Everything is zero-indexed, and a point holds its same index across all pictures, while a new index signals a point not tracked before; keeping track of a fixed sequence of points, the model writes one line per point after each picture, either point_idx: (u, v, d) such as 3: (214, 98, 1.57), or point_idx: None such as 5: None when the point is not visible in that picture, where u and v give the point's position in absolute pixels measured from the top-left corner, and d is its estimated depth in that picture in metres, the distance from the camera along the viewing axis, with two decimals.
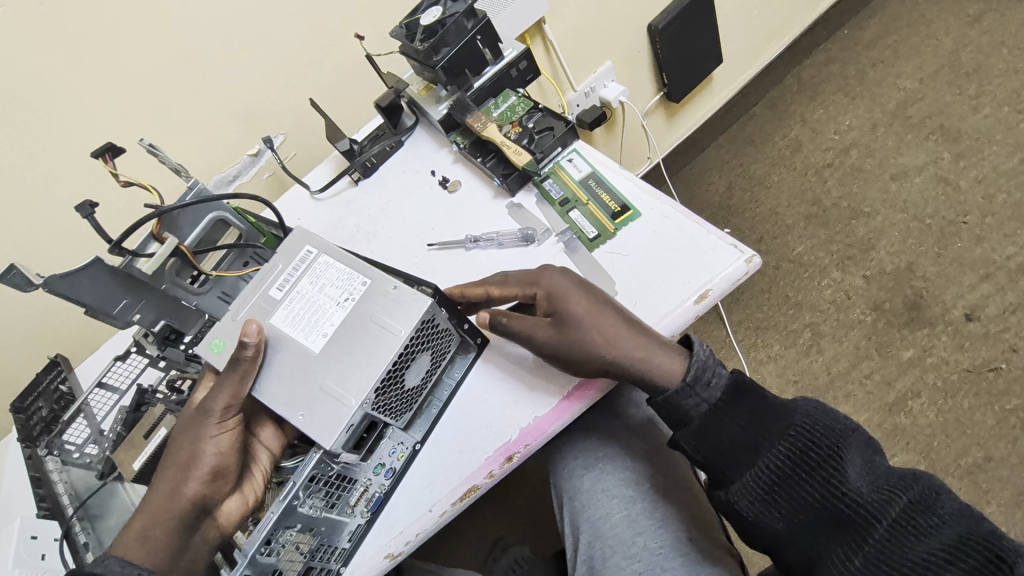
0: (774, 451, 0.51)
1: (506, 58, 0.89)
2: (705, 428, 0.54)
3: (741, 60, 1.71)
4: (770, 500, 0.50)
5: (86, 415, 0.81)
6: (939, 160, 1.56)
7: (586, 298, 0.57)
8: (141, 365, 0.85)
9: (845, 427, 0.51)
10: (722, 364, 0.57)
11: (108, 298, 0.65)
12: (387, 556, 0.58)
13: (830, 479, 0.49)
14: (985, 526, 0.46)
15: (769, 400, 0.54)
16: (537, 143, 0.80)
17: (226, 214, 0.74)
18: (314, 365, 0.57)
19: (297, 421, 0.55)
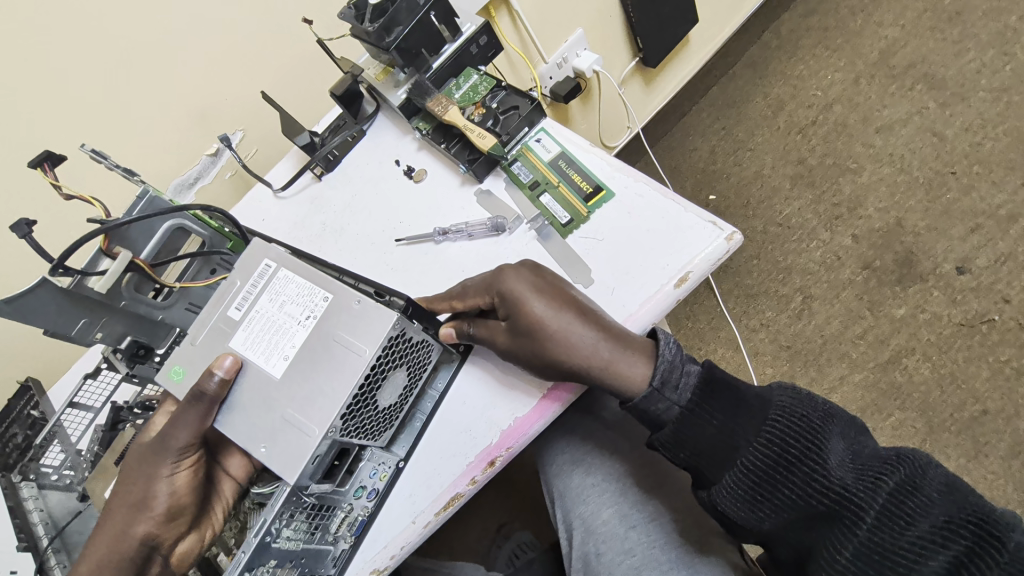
0: (754, 447, 0.46)
1: (465, 33, 0.83)
2: (680, 431, 0.48)
3: (717, 19, 1.65)
4: (751, 497, 0.46)
5: (61, 437, 0.77)
6: (924, 110, 1.52)
7: (538, 304, 0.50)
8: (115, 382, 0.81)
9: (823, 409, 0.47)
10: (691, 360, 0.51)
11: (65, 320, 0.62)
12: (374, 571, 0.56)
13: (813, 471, 0.44)
14: (975, 503, 0.43)
15: (744, 390, 0.48)
16: (502, 124, 0.76)
17: (185, 222, 0.69)
18: (276, 393, 0.53)
19: (258, 455, 0.52)
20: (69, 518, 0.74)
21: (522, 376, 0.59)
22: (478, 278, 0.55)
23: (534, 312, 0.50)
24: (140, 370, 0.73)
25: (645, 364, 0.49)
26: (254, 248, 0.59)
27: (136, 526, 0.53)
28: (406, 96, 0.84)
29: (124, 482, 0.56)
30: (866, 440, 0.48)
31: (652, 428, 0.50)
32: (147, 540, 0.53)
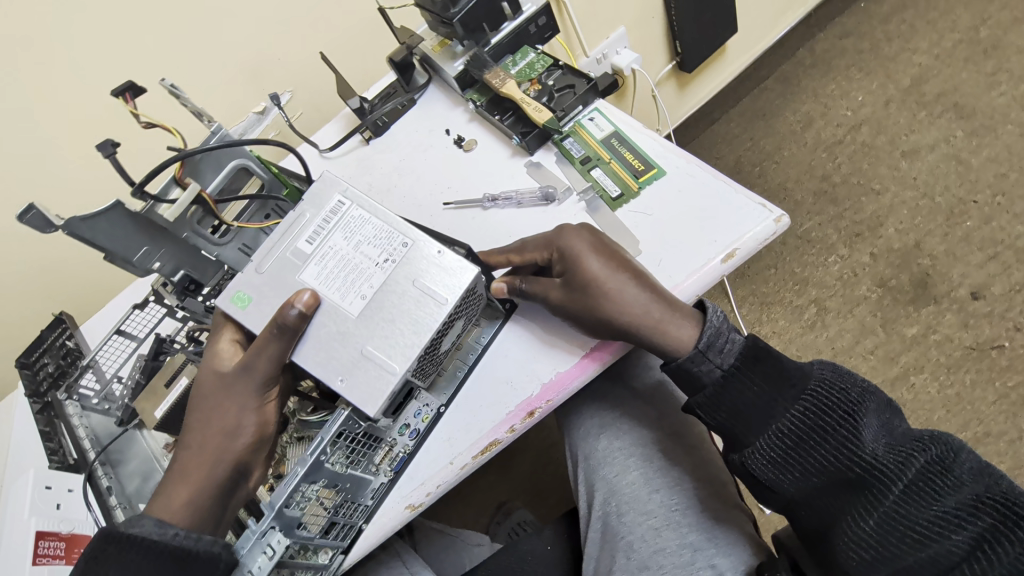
0: (789, 414, 0.49)
1: (525, 13, 0.87)
2: (719, 394, 0.51)
3: (754, 31, 1.68)
4: (782, 462, 0.48)
5: (103, 362, 0.81)
6: (951, 138, 1.54)
7: (594, 261, 0.52)
8: (159, 314, 0.83)
9: (860, 385, 0.49)
10: (736, 330, 0.53)
11: (129, 245, 0.64)
12: (408, 506, 0.59)
13: (844, 442, 0.47)
14: (1005, 485, 0.44)
15: (784, 361, 0.51)
16: (557, 101, 0.79)
17: (249, 163, 0.72)
18: (354, 329, 0.56)
19: (337, 387, 0.55)
20: (111, 440, 0.77)
21: (564, 333, 0.61)
22: (537, 236, 0.58)
23: (590, 267, 0.52)
24: (189, 304, 0.76)
25: (693, 326, 0.51)
26: (321, 183, 0.63)
27: (224, 456, 0.55)
28: (464, 67, 0.87)
29: (198, 416, 0.56)
30: (900, 421, 0.50)
31: (691, 390, 0.53)
32: (236, 469, 0.55)
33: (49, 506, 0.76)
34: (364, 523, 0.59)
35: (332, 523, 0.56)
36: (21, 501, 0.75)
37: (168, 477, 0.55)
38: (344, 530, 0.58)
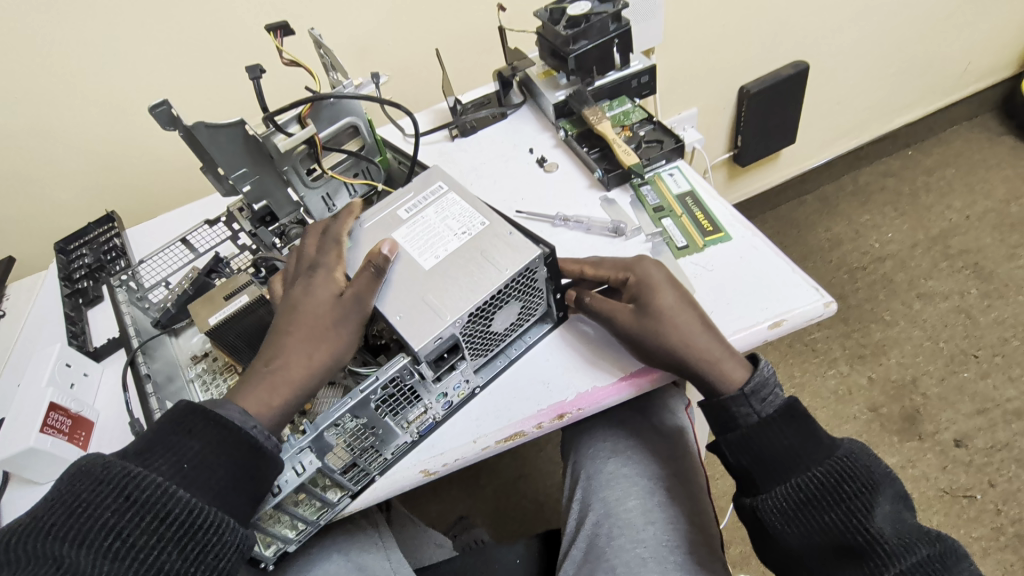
0: (810, 474, 0.53)
1: (631, 68, 0.96)
2: (749, 438, 0.55)
3: (807, 147, 1.82)
4: (793, 515, 0.52)
5: (158, 265, 0.85)
6: (965, 293, 1.63)
7: (666, 294, 0.60)
8: (223, 236, 0.87)
9: (882, 471, 0.53)
10: (779, 387, 0.58)
11: (232, 161, 0.70)
12: (422, 471, 0.61)
13: (855, 512, 0.50)
14: None
15: (817, 429, 0.55)
16: (644, 151, 0.86)
17: (359, 123, 0.77)
18: (422, 279, 0.59)
19: (392, 321, 0.57)
20: (147, 336, 0.80)
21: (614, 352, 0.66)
22: (614, 260, 0.66)
23: (664, 298, 0.60)
24: (260, 233, 0.82)
25: (739, 373, 0.57)
26: (426, 177, 0.70)
27: (306, 368, 0.58)
28: (564, 99, 0.95)
29: (296, 323, 0.60)
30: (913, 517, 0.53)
31: (722, 431, 0.58)
32: (317, 382, 0.59)
33: (64, 383, 0.77)
34: (377, 475, 0.61)
35: (352, 465, 0.58)
36: (42, 370, 0.76)
37: (254, 369, 0.59)
38: (359, 476, 0.60)
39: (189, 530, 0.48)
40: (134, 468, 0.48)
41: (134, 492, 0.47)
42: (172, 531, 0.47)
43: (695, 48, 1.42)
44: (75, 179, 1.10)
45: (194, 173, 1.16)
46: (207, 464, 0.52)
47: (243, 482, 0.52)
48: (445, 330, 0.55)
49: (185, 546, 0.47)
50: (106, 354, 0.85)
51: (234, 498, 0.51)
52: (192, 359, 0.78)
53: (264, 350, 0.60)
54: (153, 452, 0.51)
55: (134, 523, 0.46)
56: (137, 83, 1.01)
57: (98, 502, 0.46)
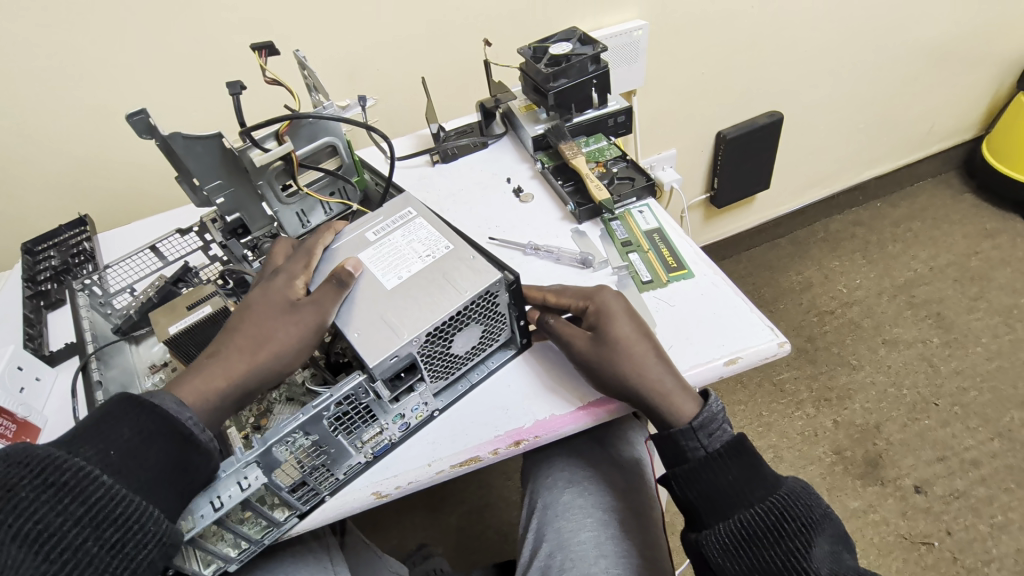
0: (753, 510, 0.53)
1: (609, 108, 1.00)
2: (696, 471, 0.57)
3: (780, 193, 1.89)
4: (734, 551, 0.53)
5: (124, 271, 0.84)
6: (927, 342, 1.68)
7: (623, 324, 0.62)
8: (194, 246, 0.87)
9: (824, 513, 0.54)
10: (728, 424, 0.61)
11: (207, 172, 0.71)
12: (374, 494, 0.61)
13: (792, 551, 0.51)
14: None
15: (762, 467, 0.56)
16: (615, 187, 0.88)
17: (338, 143, 0.78)
18: (383, 298, 0.59)
19: (350, 339, 0.57)
20: (104, 343, 0.79)
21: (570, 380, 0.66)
22: (576, 288, 0.67)
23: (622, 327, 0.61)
24: (232, 245, 0.82)
25: (689, 406, 0.59)
26: (397, 200, 0.71)
27: (251, 370, 0.57)
28: (543, 132, 0.98)
29: (251, 323, 0.59)
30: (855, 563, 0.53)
31: (673, 466, 0.59)
32: (262, 387, 0.58)
33: (13, 387, 0.75)
34: (327, 495, 0.60)
35: (301, 483, 0.57)
36: None
37: (198, 364, 0.57)
38: (308, 496, 0.59)
39: (111, 519, 0.47)
40: (56, 452, 0.47)
41: (55, 476, 0.45)
42: (92, 518, 0.46)
43: (675, 92, 1.48)
44: (51, 180, 1.09)
45: (173, 182, 1.16)
46: (136, 453, 0.50)
47: (173, 474, 0.51)
48: (402, 348, 0.55)
49: (103, 533, 0.46)
50: (61, 358, 0.84)
51: (161, 489, 0.50)
52: (150, 369, 0.77)
53: (212, 346, 0.59)
54: (82, 437, 0.50)
55: (51, 508, 0.45)
56: (123, 88, 1.02)
57: (14, 484, 0.44)
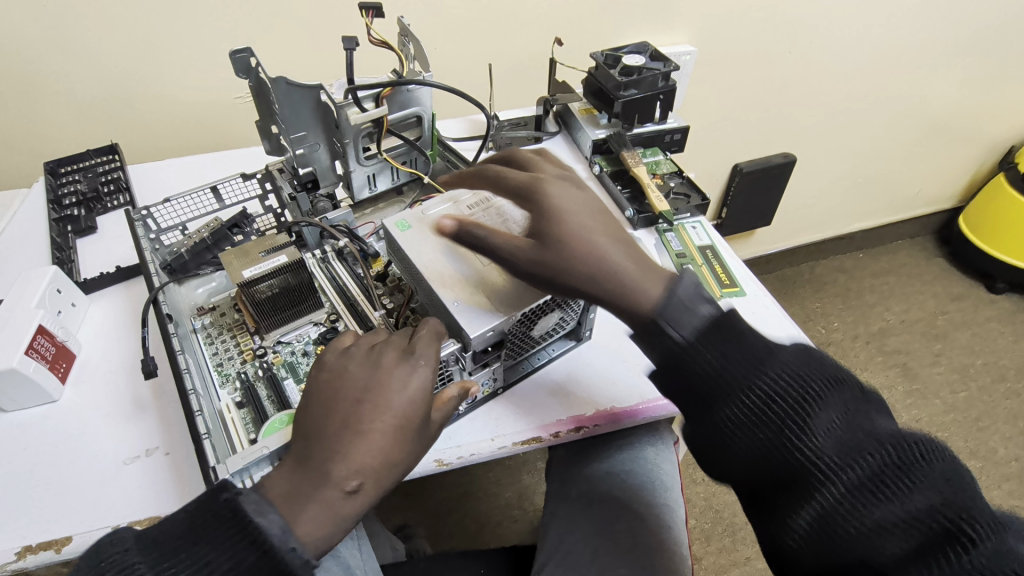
0: (746, 389, 0.52)
1: (668, 124, 1.03)
2: (686, 358, 0.55)
3: (778, 231, 1.99)
4: (734, 435, 0.52)
5: (181, 206, 0.82)
6: (893, 388, 1.80)
7: (564, 221, 0.60)
8: (252, 193, 0.87)
9: (824, 373, 0.51)
10: (711, 299, 0.57)
11: (296, 122, 0.73)
12: (437, 460, 0.63)
13: (791, 425, 0.50)
14: (963, 506, 0.44)
15: (751, 338, 0.54)
16: (672, 200, 0.92)
17: (425, 115, 0.79)
18: (479, 273, 0.63)
19: (449, 308, 0.60)
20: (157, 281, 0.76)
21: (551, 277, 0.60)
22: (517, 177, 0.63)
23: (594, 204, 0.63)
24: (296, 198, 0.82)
25: (671, 279, 0.59)
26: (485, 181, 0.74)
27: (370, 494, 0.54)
28: (604, 137, 1.00)
29: (377, 433, 0.54)
30: (870, 410, 0.50)
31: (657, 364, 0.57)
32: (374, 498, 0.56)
33: (52, 309, 0.73)
34: None
35: None
36: (31, 291, 0.71)
37: (318, 485, 0.51)
38: None
39: None
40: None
41: None
42: None
43: (707, 120, 1.54)
44: (84, 103, 1.04)
45: (214, 126, 1.13)
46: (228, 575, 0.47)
47: None
48: (499, 323, 0.60)
49: None
50: (97, 288, 0.81)
51: None
52: (196, 311, 0.75)
53: (325, 456, 0.52)
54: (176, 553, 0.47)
55: None
56: (186, 20, 0.98)
57: None
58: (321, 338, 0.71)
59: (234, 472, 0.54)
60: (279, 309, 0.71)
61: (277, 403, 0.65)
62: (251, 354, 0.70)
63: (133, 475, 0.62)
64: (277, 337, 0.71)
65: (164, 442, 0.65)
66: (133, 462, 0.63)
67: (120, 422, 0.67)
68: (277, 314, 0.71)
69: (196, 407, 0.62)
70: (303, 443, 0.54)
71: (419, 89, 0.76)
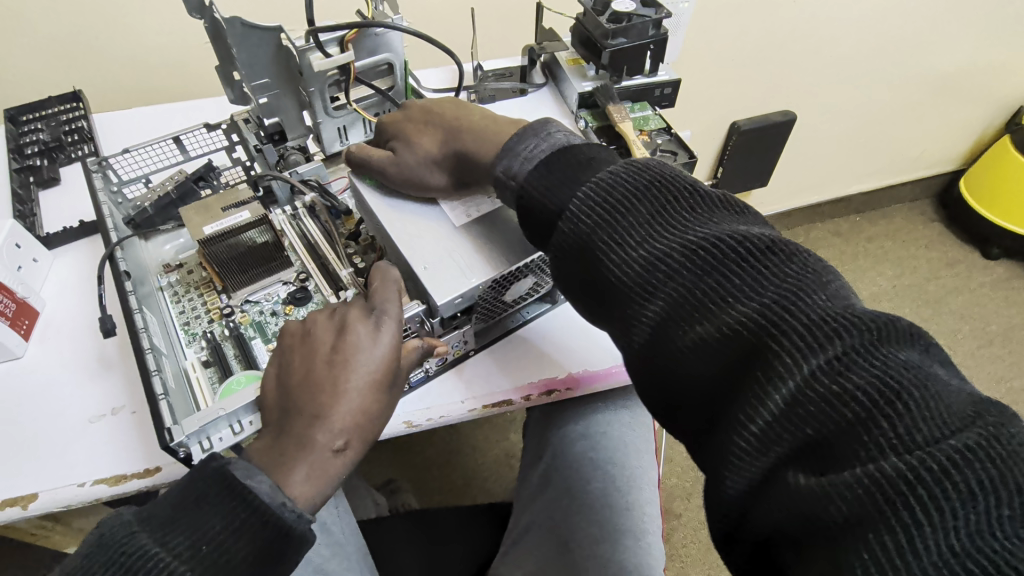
0: (574, 213, 0.54)
1: (658, 77, 0.99)
2: (533, 200, 0.58)
3: (774, 193, 1.95)
4: (571, 262, 0.55)
5: (141, 156, 0.79)
6: None
7: (414, 130, 0.68)
8: (218, 144, 0.84)
9: (648, 185, 0.52)
10: (546, 138, 0.61)
11: (257, 68, 0.68)
12: (405, 422, 0.63)
13: (618, 252, 0.51)
14: (780, 309, 0.41)
15: (585, 167, 0.57)
16: (658, 158, 0.89)
17: (397, 64, 0.74)
18: (448, 236, 0.64)
19: (417, 271, 0.60)
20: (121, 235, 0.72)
21: (420, 174, 0.65)
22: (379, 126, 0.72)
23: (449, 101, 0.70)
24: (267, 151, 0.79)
25: (509, 136, 0.64)
26: None
27: (353, 450, 0.54)
28: (590, 91, 0.95)
29: (355, 391, 0.54)
30: (710, 224, 0.49)
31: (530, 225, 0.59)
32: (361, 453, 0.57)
33: (10, 265, 0.71)
34: None
35: None
36: None
37: (302, 448, 0.52)
38: None
39: None
40: (147, 546, 0.45)
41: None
42: None
43: (706, 74, 1.47)
44: (38, 46, 0.97)
45: (182, 75, 1.08)
46: (225, 546, 0.47)
47: (265, 562, 0.48)
48: (470, 290, 0.60)
49: None
50: (59, 242, 0.78)
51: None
52: (164, 268, 0.72)
53: (305, 422, 0.52)
54: (175, 519, 0.47)
55: None
56: None
57: None
58: (291, 298, 0.68)
59: (189, 434, 0.52)
60: (246, 268, 0.67)
61: (243, 360, 0.64)
62: (218, 314, 0.67)
63: (100, 434, 0.62)
64: (245, 296, 0.68)
65: (131, 401, 0.64)
66: (99, 421, 0.63)
67: (86, 379, 0.66)
68: (243, 273, 0.67)
69: (154, 366, 0.58)
70: (280, 411, 0.54)
71: (389, 34, 0.71)
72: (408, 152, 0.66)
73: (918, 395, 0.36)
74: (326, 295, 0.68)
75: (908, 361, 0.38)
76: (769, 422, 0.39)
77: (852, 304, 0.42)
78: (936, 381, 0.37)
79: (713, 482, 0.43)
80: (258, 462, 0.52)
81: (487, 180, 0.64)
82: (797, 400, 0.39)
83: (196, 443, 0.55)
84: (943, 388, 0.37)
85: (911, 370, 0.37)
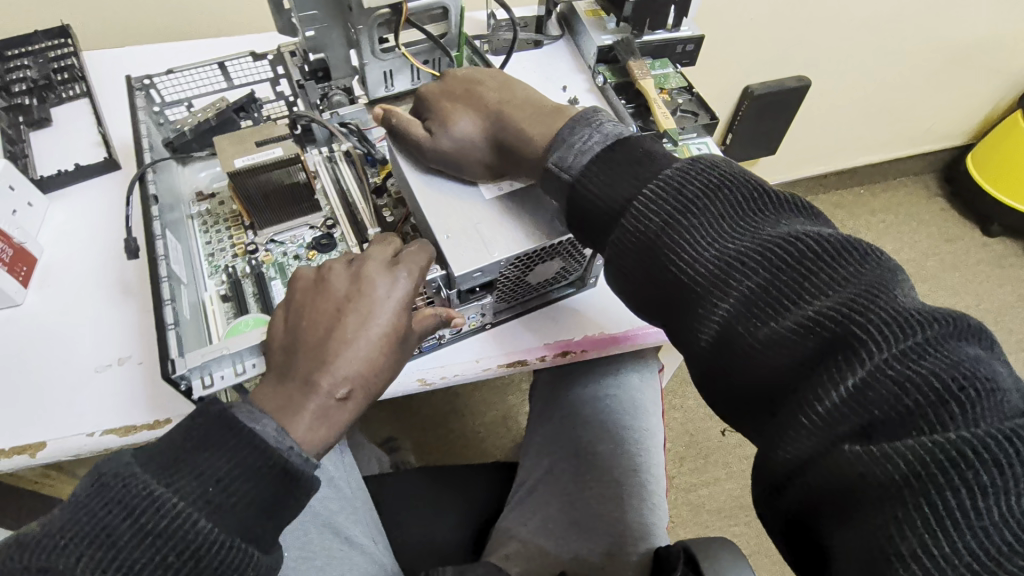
0: (637, 206, 0.53)
1: (680, 32, 0.96)
2: (589, 192, 0.56)
3: (778, 164, 1.94)
4: (627, 255, 0.53)
5: (185, 79, 0.79)
6: None
7: (464, 106, 0.67)
8: (263, 75, 0.83)
9: (713, 181, 0.52)
10: (602, 133, 0.60)
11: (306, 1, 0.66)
12: (420, 379, 0.66)
13: (680, 237, 0.50)
14: (854, 305, 0.41)
15: (640, 157, 0.56)
16: (679, 119, 0.88)
17: (452, 10, 0.70)
18: (478, 207, 0.64)
19: (438, 240, 0.61)
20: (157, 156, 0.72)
21: (459, 153, 0.64)
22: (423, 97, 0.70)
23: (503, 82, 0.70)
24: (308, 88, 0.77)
25: (562, 125, 0.63)
26: None
27: (356, 402, 0.55)
28: (611, 44, 0.92)
29: (364, 343, 0.54)
30: (776, 218, 0.49)
31: (581, 219, 0.58)
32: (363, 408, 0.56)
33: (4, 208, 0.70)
34: None
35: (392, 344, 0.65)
36: None
37: (308, 390, 0.52)
38: None
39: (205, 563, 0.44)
40: (153, 489, 0.44)
41: (149, 522, 0.43)
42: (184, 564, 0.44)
43: (725, 35, 1.43)
44: None
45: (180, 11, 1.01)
46: (231, 490, 0.47)
47: (269, 509, 0.48)
48: (489, 265, 0.59)
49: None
50: (54, 187, 0.78)
51: (258, 526, 0.48)
52: (196, 196, 0.73)
53: (313, 364, 0.53)
54: (181, 463, 0.47)
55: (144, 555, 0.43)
56: None
57: (111, 526, 0.42)
58: (314, 244, 0.67)
59: (191, 367, 0.54)
60: (271, 207, 0.67)
61: (261, 302, 0.64)
62: (242, 250, 0.68)
63: (107, 381, 0.63)
64: (270, 235, 0.69)
65: (138, 351, 0.65)
66: (106, 369, 0.64)
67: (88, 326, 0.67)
68: (268, 212, 0.68)
69: (168, 295, 0.59)
70: (286, 354, 0.54)
71: None
72: (452, 129, 0.65)
73: (986, 386, 0.36)
74: (349, 245, 0.68)
75: (979, 357, 0.38)
76: (834, 404, 0.40)
77: (919, 301, 0.42)
78: (1001, 380, 0.38)
79: (763, 458, 0.44)
80: (259, 400, 0.53)
81: (536, 173, 0.62)
82: (866, 388, 0.39)
83: (198, 377, 0.56)
84: (1007, 391, 0.37)
85: (982, 365, 0.37)
